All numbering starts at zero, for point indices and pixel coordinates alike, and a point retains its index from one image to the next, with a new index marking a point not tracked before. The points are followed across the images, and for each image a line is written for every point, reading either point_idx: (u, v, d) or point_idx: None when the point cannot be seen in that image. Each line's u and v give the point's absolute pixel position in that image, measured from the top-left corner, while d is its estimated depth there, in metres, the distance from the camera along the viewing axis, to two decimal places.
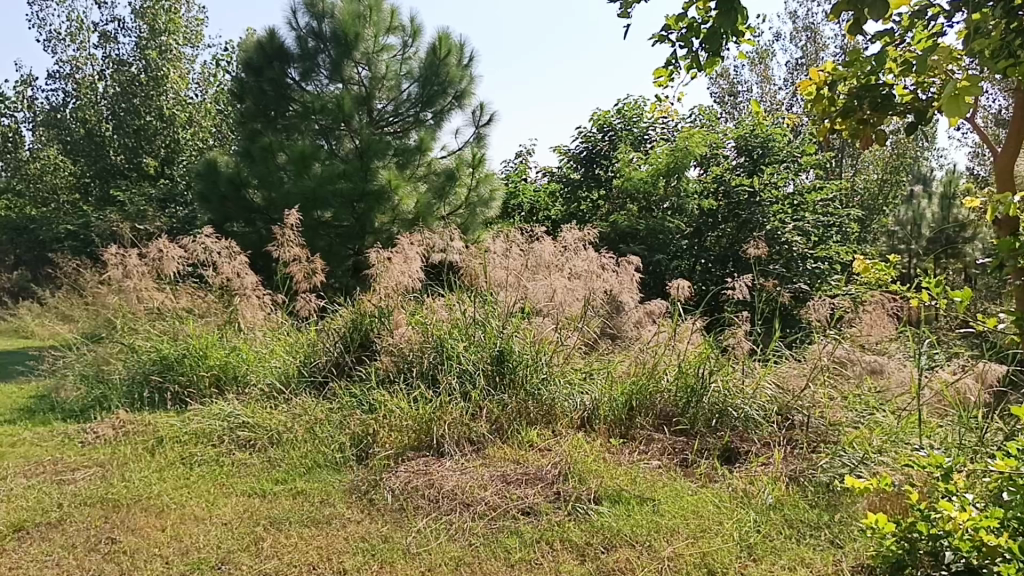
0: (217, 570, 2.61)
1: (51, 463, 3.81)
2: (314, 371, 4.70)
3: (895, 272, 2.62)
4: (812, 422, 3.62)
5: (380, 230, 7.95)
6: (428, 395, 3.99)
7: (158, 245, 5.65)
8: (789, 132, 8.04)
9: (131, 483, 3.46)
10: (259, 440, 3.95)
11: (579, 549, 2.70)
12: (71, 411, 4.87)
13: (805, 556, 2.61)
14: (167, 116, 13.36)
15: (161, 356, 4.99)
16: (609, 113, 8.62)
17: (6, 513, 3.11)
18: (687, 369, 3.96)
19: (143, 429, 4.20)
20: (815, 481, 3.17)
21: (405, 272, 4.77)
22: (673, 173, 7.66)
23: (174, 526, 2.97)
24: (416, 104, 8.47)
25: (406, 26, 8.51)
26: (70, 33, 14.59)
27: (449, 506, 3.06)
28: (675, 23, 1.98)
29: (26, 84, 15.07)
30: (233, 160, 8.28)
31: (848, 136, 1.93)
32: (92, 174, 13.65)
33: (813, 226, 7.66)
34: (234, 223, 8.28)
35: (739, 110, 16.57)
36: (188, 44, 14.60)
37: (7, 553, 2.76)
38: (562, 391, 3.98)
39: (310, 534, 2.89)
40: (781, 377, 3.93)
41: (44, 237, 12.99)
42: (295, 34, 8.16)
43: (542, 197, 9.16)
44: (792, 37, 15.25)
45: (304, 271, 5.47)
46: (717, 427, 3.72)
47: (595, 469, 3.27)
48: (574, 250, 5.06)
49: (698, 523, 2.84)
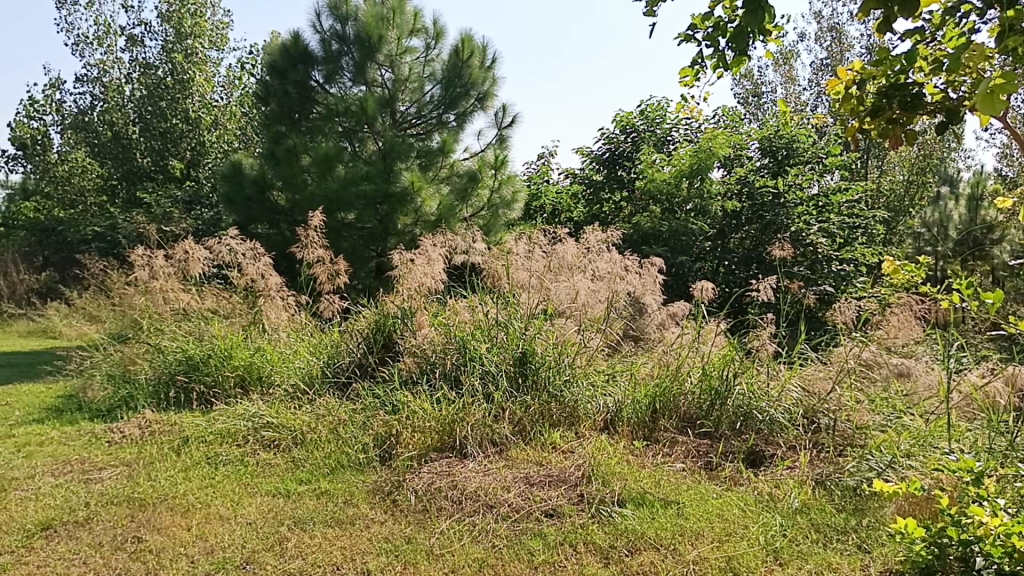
0: (242, 569, 2.62)
1: (78, 462, 3.84)
2: (337, 372, 4.72)
3: (924, 273, 2.58)
4: (838, 425, 3.59)
5: (403, 231, 7.97)
6: (451, 396, 4.00)
7: (184, 246, 5.69)
8: (814, 132, 7.94)
9: (156, 483, 3.48)
10: (283, 440, 3.97)
11: (603, 552, 2.69)
12: (98, 411, 4.92)
13: (832, 561, 2.58)
14: (193, 119, 13.51)
15: (187, 356, 5.02)
16: (631, 114, 8.58)
17: (33, 512, 3.14)
18: (711, 372, 3.93)
19: (169, 429, 4.24)
20: (842, 485, 3.14)
21: (428, 273, 4.77)
22: (696, 174, 7.63)
23: (199, 526, 2.99)
24: (439, 106, 8.49)
25: (429, 28, 8.54)
26: (98, 37, 14.75)
27: (473, 507, 3.06)
28: (701, 22, 1.97)
29: (54, 87, 15.22)
30: (257, 162, 8.30)
31: (877, 135, 1.89)
32: (119, 177, 13.80)
33: (838, 228, 7.58)
34: (259, 224, 8.32)
35: (763, 111, 16.45)
36: (214, 47, 14.68)
37: (35, 551, 2.79)
38: (585, 393, 3.97)
39: (334, 534, 2.90)
40: (807, 380, 3.90)
41: (71, 238, 13.14)
42: (319, 37, 8.22)
43: (564, 199, 9.15)
44: (818, 36, 15.12)
45: (327, 273, 5.49)
46: (742, 430, 3.70)
47: (619, 472, 3.25)
48: (597, 251, 5.04)
49: (723, 526, 2.82)
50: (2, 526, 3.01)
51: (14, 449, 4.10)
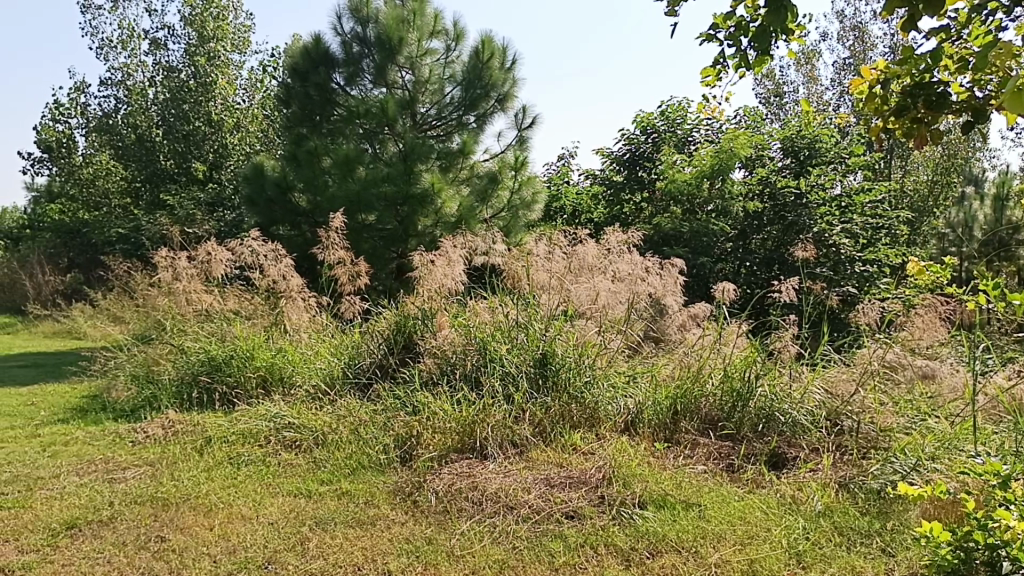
0: (263, 569, 2.63)
1: (102, 462, 3.88)
2: (358, 373, 4.73)
3: (950, 273, 2.55)
4: (862, 428, 3.55)
5: (423, 232, 7.98)
6: (471, 397, 4.00)
7: (206, 248, 5.73)
8: (837, 132, 7.88)
9: (180, 483, 3.50)
10: (305, 440, 3.99)
11: (624, 555, 2.68)
12: (122, 411, 4.96)
13: (856, 564, 2.56)
14: (215, 121, 13.61)
15: (210, 357, 5.06)
16: (652, 115, 8.56)
17: (58, 512, 3.17)
18: (732, 373, 3.91)
19: (192, 429, 4.28)
20: (866, 488, 3.11)
21: (449, 275, 4.77)
22: (717, 175, 7.60)
23: (222, 525, 3.01)
24: (459, 108, 8.50)
25: (450, 30, 8.56)
26: (122, 41, 14.89)
27: (493, 509, 3.06)
28: (723, 21, 1.96)
29: (79, 90, 15.38)
30: (279, 164, 8.35)
31: (901, 135, 1.86)
32: (143, 179, 13.93)
33: (861, 228, 7.51)
34: (280, 226, 8.37)
35: (785, 111, 16.34)
36: (236, 50, 14.76)
37: (61, 550, 2.82)
38: (606, 395, 3.95)
39: (355, 535, 2.91)
40: (830, 382, 3.87)
41: (96, 240, 13.29)
42: (340, 39, 8.27)
43: (585, 200, 9.15)
44: (840, 36, 15.00)
45: (348, 274, 5.51)
46: (764, 432, 3.68)
47: (640, 474, 3.24)
48: (618, 252, 5.02)
49: (745, 529, 2.80)
50: (28, 524, 3.04)
51: (40, 449, 4.15)
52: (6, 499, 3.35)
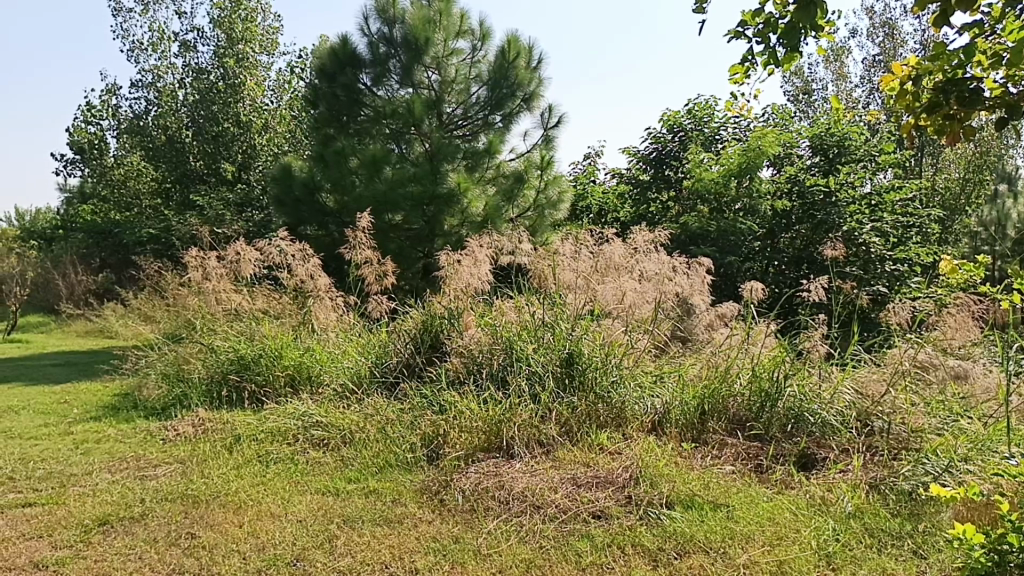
0: (292, 567, 2.65)
1: (134, 459, 3.93)
2: (385, 372, 4.76)
3: (983, 271, 2.51)
4: (893, 429, 3.50)
5: (449, 232, 8.01)
6: (498, 397, 4.01)
7: (235, 248, 5.78)
8: (866, 131, 7.86)
9: (210, 480, 3.54)
10: (332, 439, 4.01)
11: (651, 555, 2.67)
12: (153, 409, 5.02)
13: (886, 565, 2.53)
14: (244, 123, 13.73)
15: (239, 356, 5.11)
16: (678, 114, 8.52)
17: (91, 508, 3.22)
18: (761, 374, 3.87)
19: (221, 427, 4.32)
20: (897, 489, 3.08)
21: (475, 275, 4.77)
22: (745, 173, 7.55)
23: (251, 522, 3.03)
24: (485, 108, 8.51)
25: (476, 30, 8.57)
26: (152, 43, 15.05)
27: (520, 508, 3.06)
28: (752, 18, 1.95)
29: (111, 92, 15.56)
30: (307, 165, 8.41)
31: (933, 132, 1.82)
32: (173, 180, 14.09)
33: (892, 227, 7.40)
34: (308, 226, 8.43)
35: (813, 109, 16.17)
36: (264, 52, 14.85)
37: (93, 546, 2.85)
38: (633, 394, 3.94)
39: (383, 533, 2.92)
40: (861, 382, 3.83)
41: (127, 240, 13.45)
42: (368, 40, 8.31)
43: (611, 199, 9.13)
44: (870, 33, 14.83)
45: (375, 274, 5.54)
46: (793, 432, 3.64)
47: (668, 474, 3.22)
48: (645, 252, 5.00)
49: (774, 530, 2.78)
50: (61, 521, 3.08)
51: (74, 446, 4.20)
52: (39, 496, 3.40)
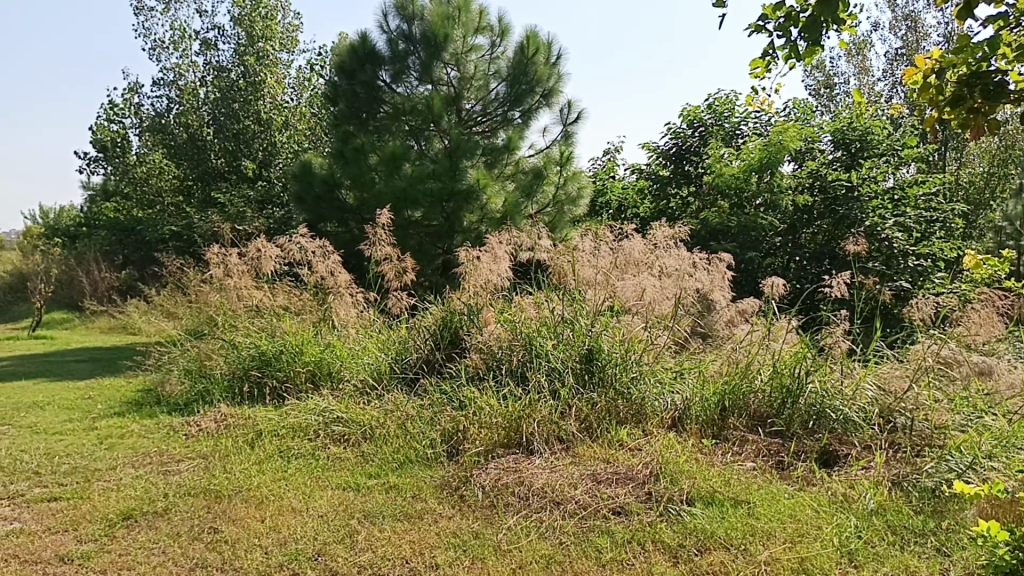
0: (314, 561, 2.67)
1: (157, 455, 3.97)
2: (405, 368, 4.78)
3: (1008, 267, 2.48)
4: (916, 425, 3.48)
5: (468, 229, 8.02)
6: (517, 392, 4.01)
7: (257, 244, 5.82)
8: (889, 125, 7.76)
9: (232, 475, 3.57)
10: (353, 434, 4.04)
11: (671, 551, 2.66)
12: (176, 405, 5.07)
13: (910, 564, 2.51)
14: (265, 120, 13.81)
15: (260, 352, 5.14)
16: (698, 109, 8.47)
17: (115, 502, 3.26)
18: (782, 369, 3.84)
19: (243, 423, 4.37)
20: (920, 486, 3.05)
21: (494, 271, 4.78)
22: (766, 169, 7.50)
23: (273, 518, 3.05)
24: (504, 104, 8.50)
25: (495, 26, 8.56)
26: (174, 41, 15.15)
27: (540, 504, 3.06)
28: (772, 12, 1.95)
29: (133, 91, 15.67)
30: (327, 162, 8.45)
31: (958, 125, 1.78)
32: (195, 177, 14.21)
33: (915, 222, 7.31)
34: (328, 223, 8.47)
35: (835, 103, 16.01)
36: (285, 49, 14.89)
37: (118, 540, 2.89)
38: (653, 390, 3.92)
39: (403, 528, 2.93)
40: (883, 378, 3.79)
41: (150, 237, 13.59)
42: (387, 37, 8.32)
43: (631, 195, 9.11)
44: (892, 26, 14.67)
45: (395, 270, 5.55)
46: (815, 429, 3.63)
47: (688, 470, 3.20)
48: (665, 247, 4.98)
49: (796, 527, 2.77)
50: (87, 515, 3.12)
51: (98, 441, 4.25)
52: (64, 490, 3.44)
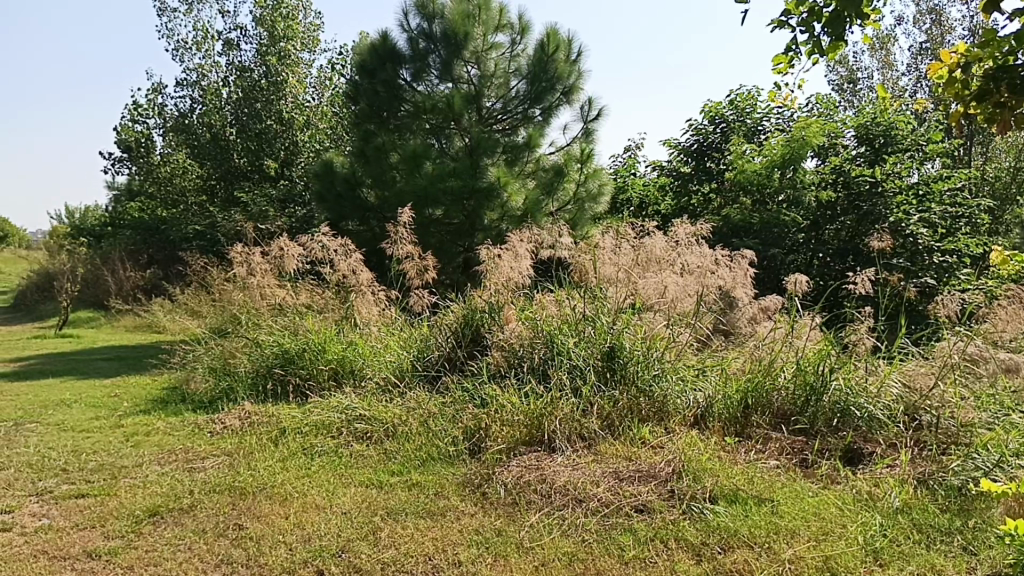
0: (338, 557, 2.68)
1: (183, 452, 4.00)
2: (427, 366, 4.80)
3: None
4: (941, 423, 3.44)
5: (489, 226, 8.02)
6: (539, 390, 4.01)
7: (279, 243, 5.86)
8: (912, 119, 7.68)
9: (257, 472, 3.59)
10: (375, 432, 4.05)
11: (694, 549, 2.66)
12: (200, 402, 5.12)
13: (936, 563, 2.49)
14: (287, 119, 13.89)
15: (283, 350, 5.18)
16: (720, 104, 8.42)
17: (142, 499, 3.29)
18: (805, 367, 3.82)
19: (267, 420, 4.40)
20: (946, 485, 3.02)
21: (516, 268, 4.78)
22: (789, 164, 7.46)
23: (297, 514, 3.07)
24: (525, 101, 8.47)
25: (515, 23, 8.56)
26: (197, 42, 15.26)
27: (562, 501, 3.07)
28: (795, 8, 1.95)
29: (157, 91, 15.79)
30: (348, 160, 8.50)
31: (984, 119, 1.76)
32: (218, 176, 14.30)
33: (940, 217, 7.24)
34: (350, 221, 8.51)
35: (858, 98, 15.86)
36: (306, 49, 14.94)
37: (144, 536, 2.92)
38: (675, 387, 3.90)
39: (426, 525, 2.94)
40: (908, 375, 3.75)
41: (174, 237, 13.71)
42: (407, 36, 8.36)
43: (652, 192, 9.09)
44: (916, 20, 14.51)
45: (416, 269, 5.56)
46: (839, 427, 3.59)
47: (711, 468, 3.19)
48: (687, 245, 4.96)
49: (820, 526, 2.75)
50: (114, 511, 3.16)
51: (124, 439, 4.29)
52: (91, 487, 3.48)
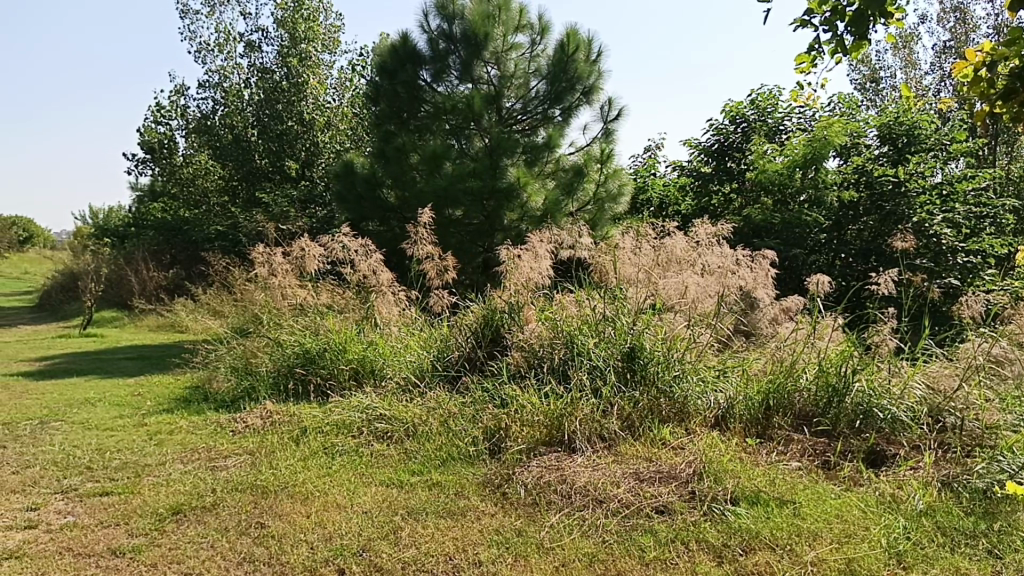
0: (358, 556, 2.69)
1: (205, 450, 4.03)
2: (447, 366, 4.81)
3: None
4: (966, 425, 3.41)
5: (509, 227, 8.01)
6: (559, 390, 4.01)
7: (301, 244, 5.90)
8: (936, 118, 7.61)
9: (279, 471, 3.62)
10: (396, 432, 4.06)
11: (715, 550, 2.65)
12: (222, 402, 5.15)
13: (960, 565, 2.47)
14: (307, 120, 13.96)
15: (305, 350, 5.21)
16: (741, 104, 8.39)
17: (165, 497, 3.32)
18: (827, 368, 3.80)
19: (289, 420, 4.42)
20: (970, 487, 2.98)
21: (535, 269, 4.78)
22: (811, 164, 7.41)
23: (318, 513, 3.09)
24: (545, 101, 8.46)
25: (535, 24, 8.56)
26: (219, 43, 15.37)
27: (582, 501, 3.06)
28: (818, 7, 1.95)
29: (179, 93, 15.92)
30: (369, 161, 8.54)
31: (1010, 118, 1.75)
32: (240, 177, 14.41)
33: (964, 217, 7.16)
34: (370, 222, 8.54)
35: (881, 97, 15.71)
36: (327, 51, 14.98)
37: (166, 535, 2.94)
38: (696, 388, 3.88)
39: (446, 525, 2.95)
40: (932, 377, 3.72)
41: (197, 237, 13.82)
42: (427, 36, 8.38)
43: (672, 192, 9.07)
44: (940, 18, 14.36)
45: (436, 269, 5.57)
46: (862, 429, 3.56)
47: (732, 470, 3.17)
48: (707, 245, 4.94)
49: (842, 528, 2.73)
50: (137, 510, 3.19)
51: (147, 437, 4.33)
52: (115, 485, 3.52)
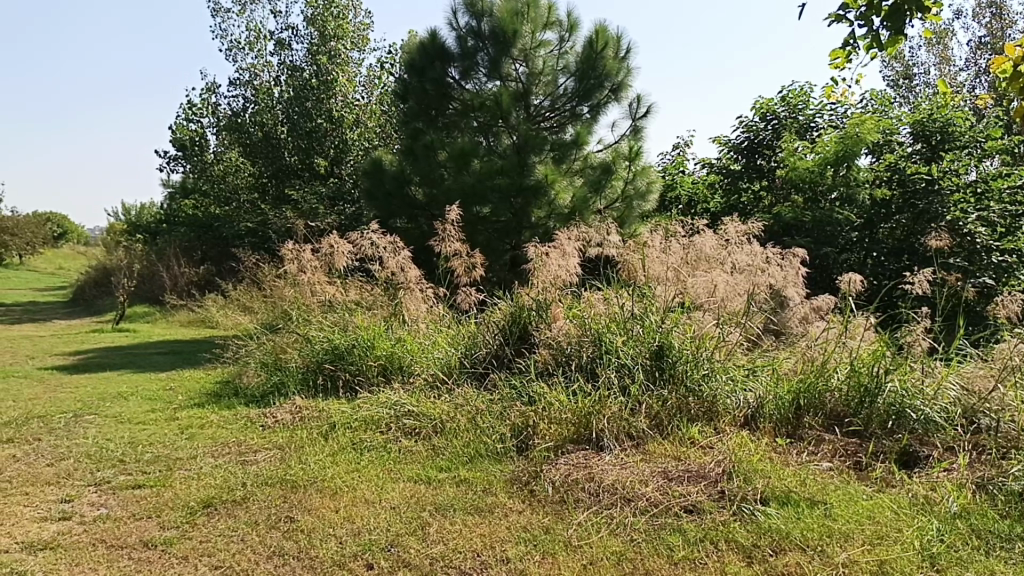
0: (386, 551, 2.71)
1: (235, 444, 4.07)
2: (474, 363, 4.82)
3: None
4: (1001, 426, 3.34)
5: (536, 224, 8.00)
6: (587, 389, 4.00)
7: (329, 240, 5.93)
8: (971, 115, 7.49)
9: (307, 465, 3.65)
10: (423, 429, 4.08)
11: (745, 551, 2.62)
12: (253, 396, 5.20)
13: (995, 568, 2.43)
14: (336, 118, 13.91)
15: (333, 346, 5.24)
16: (771, 101, 8.33)
17: (196, 490, 3.36)
18: (860, 368, 3.76)
19: (317, 415, 4.46)
20: (1005, 489, 2.93)
21: (564, 266, 4.76)
22: (842, 162, 7.31)
23: (347, 508, 3.11)
24: (573, 99, 8.44)
25: (564, 21, 8.52)
26: (250, 42, 15.48)
27: (610, 500, 3.06)
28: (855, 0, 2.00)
29: (211, 91, 16.06)
30: (397, 159, 8.59)
31: None
32: (270, 174, 14.55)
33: (1000, 216, 7.04)
34: (398, 219, 8.59)
35: (915, 94, 15.51)
36: (356, 48, 14.99)
37: (199, 527, 2.97)
38: (725, 387, 3.85)
39: (473, 522, 2.95)
40: (966, 377, 3.67)
41: (227, 234, 13.97)
42: (456, 34, 8.40)
43: (701, 190, 9.03)
44: (976, 14, 14.14)
45: (465, 266, 5.58)
46: (894, 429, 3.52)
47: (762, 469, 3.15)
48: (737, 243, 4.91)
49: (874, 530, 2.70)
50: (169, 503, 3.22)
51: (179, 431, 4.38)
52: (148, 478, 3.56)
